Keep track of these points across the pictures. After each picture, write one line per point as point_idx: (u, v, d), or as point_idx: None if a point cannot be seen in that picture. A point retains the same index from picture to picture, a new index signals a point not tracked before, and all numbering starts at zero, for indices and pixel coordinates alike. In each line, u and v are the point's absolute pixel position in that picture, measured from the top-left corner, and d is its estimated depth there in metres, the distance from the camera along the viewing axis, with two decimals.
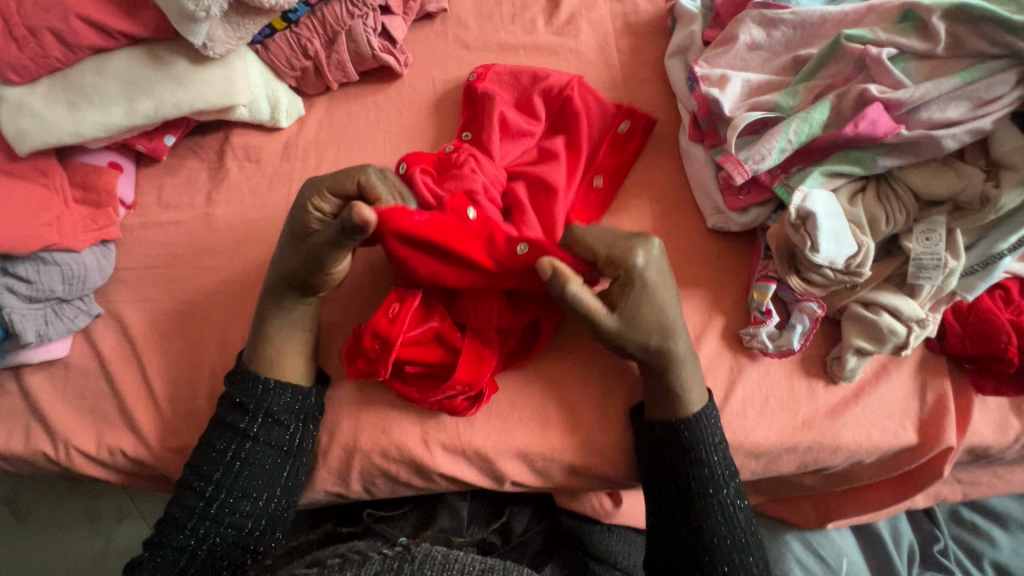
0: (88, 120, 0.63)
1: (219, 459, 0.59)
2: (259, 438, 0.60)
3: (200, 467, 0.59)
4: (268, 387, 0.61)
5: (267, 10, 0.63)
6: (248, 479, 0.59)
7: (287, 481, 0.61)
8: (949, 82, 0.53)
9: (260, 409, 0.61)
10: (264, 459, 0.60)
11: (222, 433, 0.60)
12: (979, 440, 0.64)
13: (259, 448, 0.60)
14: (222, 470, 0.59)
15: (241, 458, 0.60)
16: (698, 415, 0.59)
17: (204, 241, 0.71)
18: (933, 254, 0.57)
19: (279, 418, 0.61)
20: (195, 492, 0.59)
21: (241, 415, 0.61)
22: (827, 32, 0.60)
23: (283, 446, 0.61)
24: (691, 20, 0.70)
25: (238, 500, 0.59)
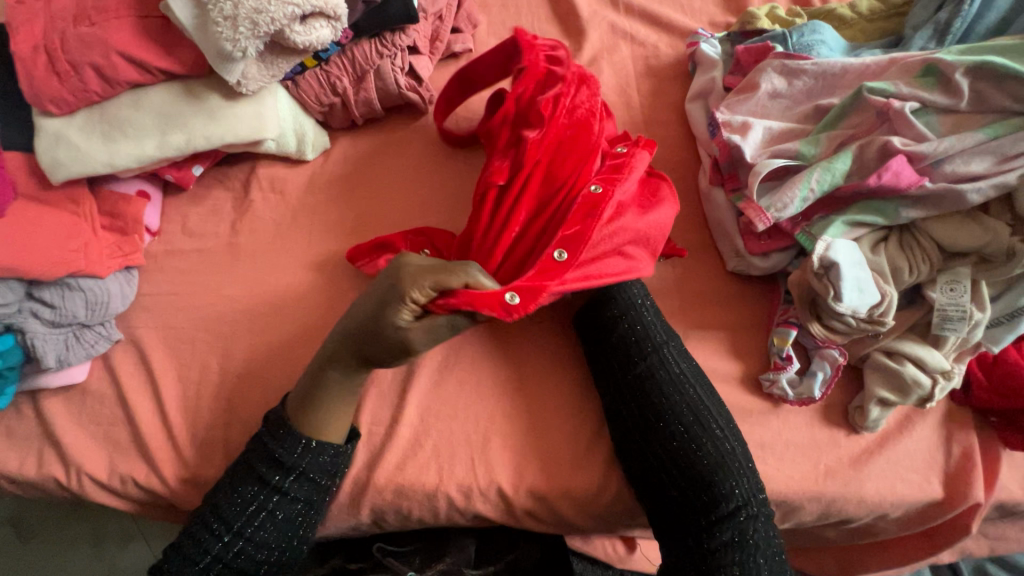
0: (121, 151, 0.64)
1: (242, 508, 0.58)
2: (287, 492, 0.59)
3: (219, 510, 0.58)
4: (309, 447, 0.59)
5: (300, 50, 0.64)
6: (270, 530, 0.59)
7: (304, 531, 0.61)
8: (973, 137, 0.53)
9: (295, 468, 0.59)
10: (288, 513, 0.59)
11: (249, 482, 0.59)
12: (1008, 496, 0.62)
13: (285, 502, 0.59)
14: (245, 520, 0.58)
15: (266, 511, 0.58)
16: (677, 410, 0.61)
17: (227, 269, 0.72)
18: (958, 305, 0.57)
19: (311, 476, 0.60)
20: (211, 534, 0.57)
21: (275, 468, 0.59)
22: (848, 83, 0.61)
23: (308, 501, 0.60)
24: (711, 66, 0.71)
25: (255, 548, 0.58)
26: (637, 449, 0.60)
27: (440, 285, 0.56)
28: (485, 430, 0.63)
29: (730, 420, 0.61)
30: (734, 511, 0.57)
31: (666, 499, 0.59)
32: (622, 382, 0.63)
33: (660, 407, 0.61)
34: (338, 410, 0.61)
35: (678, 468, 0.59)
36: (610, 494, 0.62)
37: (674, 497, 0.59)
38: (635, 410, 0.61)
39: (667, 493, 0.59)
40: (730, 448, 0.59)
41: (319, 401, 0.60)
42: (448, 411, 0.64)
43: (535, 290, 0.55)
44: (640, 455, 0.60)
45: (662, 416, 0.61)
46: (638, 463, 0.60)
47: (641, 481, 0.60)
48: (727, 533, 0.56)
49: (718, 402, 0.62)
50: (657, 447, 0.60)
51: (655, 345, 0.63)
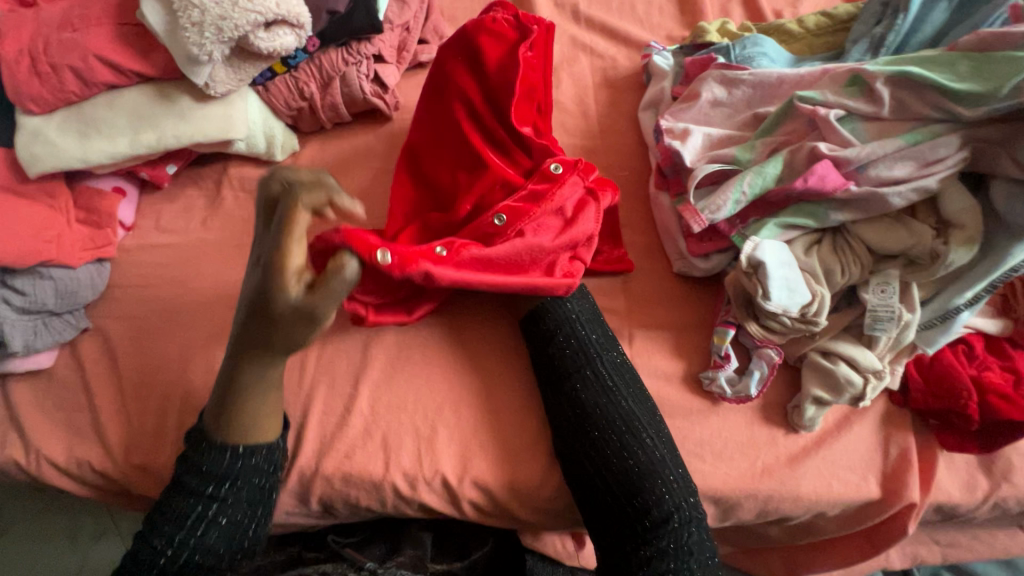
0: (95, 148, 0.68)
1: (182, 518, 0.57)
2: (225, 499, 0.58)
3: (160, 524, 0.57)
4: (237, 453, 0.59)
5: (266, 56, 0.68)
6: (213, 535, 0.58)
7: (254, 536, 0.60)
8: (894, 143, 0.56)
9: (226, 473, 0.58)
10: (233, 517, 0.59)
11: (184, 492, 0.58)
12: (946, 498, 0.63)
13: (226, 506, 0.58)
14: (186, 530, 0.57)
15: (207, 518, 0.58)
16: (606, 415, 0.60)
17: (195, 264, 0.75)
18: (888, 306, 0.59)
19: (246, 479, 0.59)
20: (153, 551, 0.57)
21: (212, 477, 0.58)
22: (784, 93, 0.64)
23: (251, 504, 0.60)
24: (662, 76, 0.75)
25: (204, 552, 0.57)
26: (570, 457, 0.60)
27: (298, 239, 0.48)
28: (432, 423, 0.64)
29: (659, 421, 0.61)
30: (668, 518, 0.56)
31: (598, 503, 0.59)
32: (555, 393, 0.62)
33: (592, 415, 0.60)
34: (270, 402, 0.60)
35: (612, 475, 0.58)
36: (549, 487, 0.63)
37: (604, 500, 0.58)
38: (567, 418, 0.61)
39: (601, 501, 0.58)
40: (661, 455, 0.59)
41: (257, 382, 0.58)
42: (396, 404, 0.65)
43: (402, 265, 0.59)
44: (572, 463, 0.60)
45: (593, 422, 0.60)
46: (571, 470, 0.60)
47: (575, 488, 0.60)
48: (663, 541, 0.56)
49: (647, 403, 0.62)
50: (587, 456, 0.59)
51: (589, 358, 0.63)
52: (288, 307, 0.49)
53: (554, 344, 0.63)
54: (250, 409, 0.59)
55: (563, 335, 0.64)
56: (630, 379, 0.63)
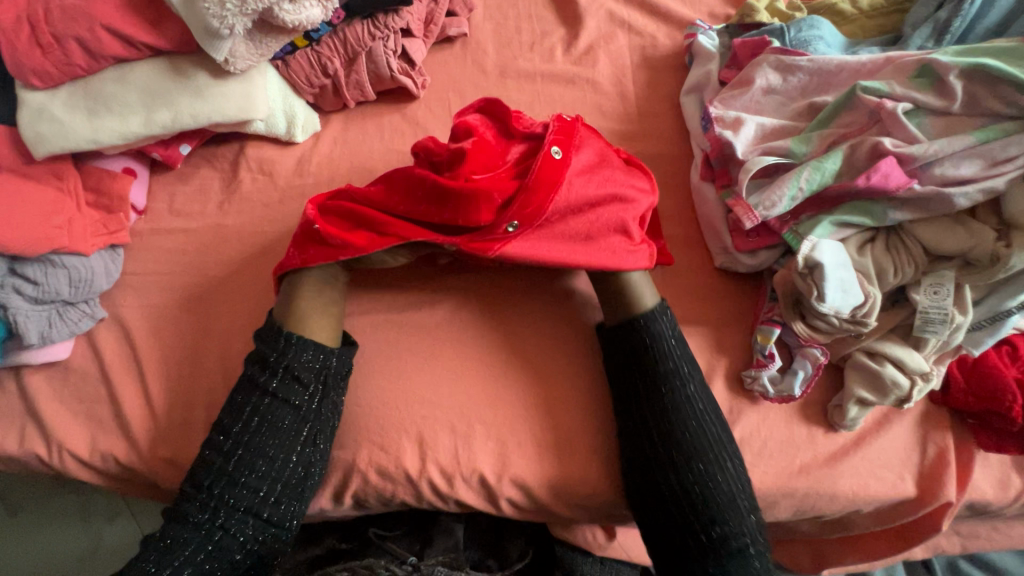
0: (106, 127, 0.63)
1: (240, 413, 0.57)
2: (278, 394, 0.57)
3: (222, 420, 0.58)
4: (291, 342, 0.59)
5: (289, 30, 0.63)
6: (266, 440, 0.57)
7: (304, 446, 0.58)
8: (963, 141, 0.53)
9: (280, 364, 0.58)
10: (282, 419, 0.57)
11: (246, 389, 0.59)
12: (980, 497, 0.63)
13: (278, 405, 0.57)
14: (242, 424, 0.57)
15: (261, 414, 0.57)
16: (694, 442, 0.58)
17: (213, 249, 0.72)
18: (940, 308, 0.57)
19: (299, 374, 0.58)
20: (215, 447, 0.57)
21: (267, 368, 0.58)
22: (844, 81, 0.61)
23: (301, 408, 0.58)
24: (708, 58, 0.71)
25: (253, 457, 0.56)
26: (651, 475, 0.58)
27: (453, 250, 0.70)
28: (470, 420, 0.62)
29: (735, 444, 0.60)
30: (742, 549, 0.56)
31: (667, 529, 0.58)
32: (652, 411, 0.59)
33: (681, 442, 0.58)
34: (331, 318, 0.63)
35: (690, 504, 0.57)
36: (598, 490, 0.62)
37: (674, 526, 0.57)
38: (651, 444, 0.58)
39: (676, 529, 0.57)
40: (741, 486, 0.58)
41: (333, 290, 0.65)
42: (432, 399, 0.63)
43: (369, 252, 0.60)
44: (652, 487, 0.58)
45: (678, 447, 0.58)
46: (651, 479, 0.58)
47: (651, 496, 0.58)
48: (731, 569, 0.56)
49: (726, 424, 0.60)
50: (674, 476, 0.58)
51: (682, 379, 0.60)
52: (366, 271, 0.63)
53: (645, 364, 0.60)
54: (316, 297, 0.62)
55: (654, 356, 0.60)
56: (711, 412, 0.60)
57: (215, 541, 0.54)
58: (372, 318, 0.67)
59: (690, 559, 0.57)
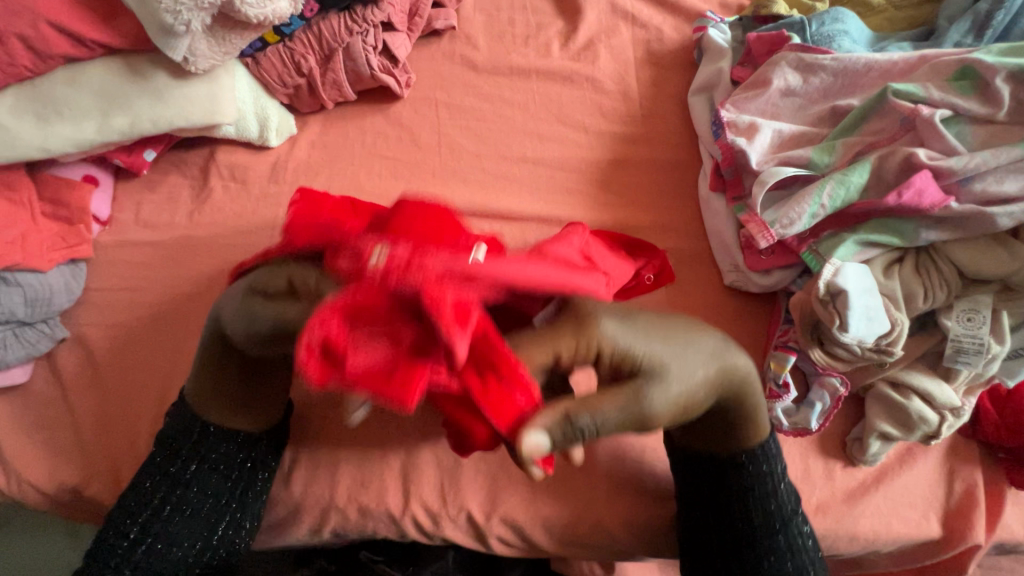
0: (57, 134, 0.57)
1: (148, 499, 0.53)
2: (191, 484, 0.54)
3: (127, 500, 0.53)
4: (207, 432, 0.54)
5: (255, 26, 0.57)
6: (214, 457, 0.55)
7: (225, 529, 0.55)
8: (1010, 153, 0.47)
9: (197, 453, 0.54)
10: (198, 507, 0.54)
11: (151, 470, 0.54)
12: (1009, 537, 0.58)
13: (193, 494, 0.54)
14: (150, 512, 0.52)
15: (171, 504, 0.53)
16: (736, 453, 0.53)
17: (182, 264, 0.67)
18: (974, 337, 0.52)
19: (219, 465, 0.55)
20: (120, 530, 0.52)
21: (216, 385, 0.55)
22: (872, 82, 0.55)
23: (221, 494, 0.55)
24: (719, 55, 0.65)
25: (200, 474, 0.54)
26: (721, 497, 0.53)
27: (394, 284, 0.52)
28: (457, 454, 0.58)
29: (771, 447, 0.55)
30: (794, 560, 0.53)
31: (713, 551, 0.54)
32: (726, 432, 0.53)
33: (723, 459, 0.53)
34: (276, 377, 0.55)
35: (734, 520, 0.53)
36: (608, 530, 0.56)
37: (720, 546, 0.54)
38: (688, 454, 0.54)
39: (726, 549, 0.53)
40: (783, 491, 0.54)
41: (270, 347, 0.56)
42: (415, 431, 0.58)
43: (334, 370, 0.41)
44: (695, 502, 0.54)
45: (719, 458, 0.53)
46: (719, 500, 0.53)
47: (701, 501, 0.54)
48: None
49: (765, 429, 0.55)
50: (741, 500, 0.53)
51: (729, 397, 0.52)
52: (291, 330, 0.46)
53: None
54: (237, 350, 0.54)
55: None
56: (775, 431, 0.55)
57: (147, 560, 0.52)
58: None
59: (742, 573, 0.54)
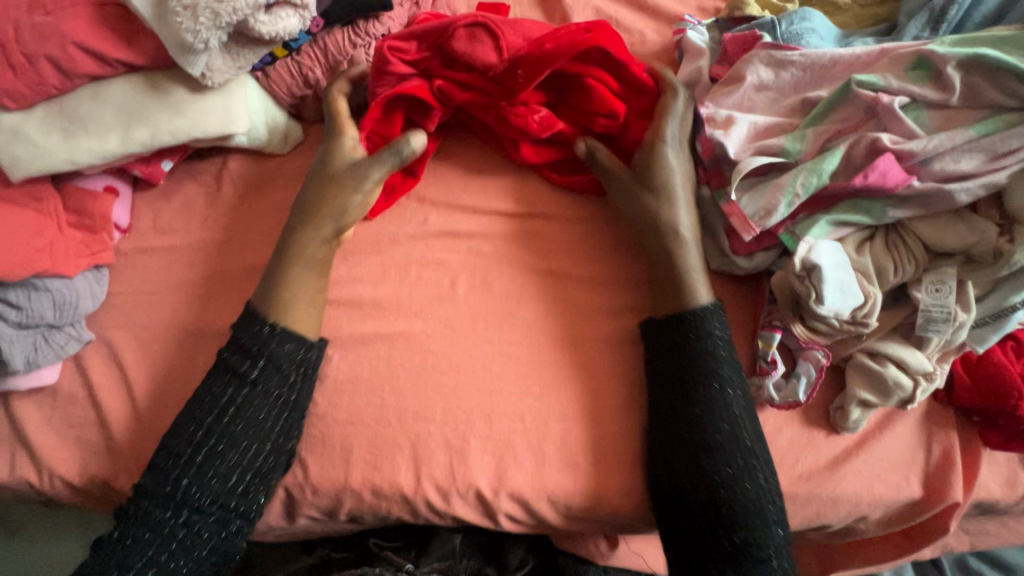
0: (82, 148, 0.61)
1: (196, 440, 0.58)
2: (241, 411, 0.59)
3: (172, 446, 0.58)
4: (271, 339, 0.61)
5: (267, 42, 0.62)
6: (223, 462, 0.58)
7: (263, 462, 0.59)
8: (964, 134, 0.52)
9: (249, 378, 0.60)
10: (243, 438, 0.59)
11: (199, 410, 0.59)
12: (987, 495, 0.62)
13: (240, 428, 0.59)
14: (201, 451, 0.58)
15: (221, 440, 0.59)
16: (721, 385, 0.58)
17: (199, 267, 0.70)
18: (942, 306, 0.56)
19: (267, 393, 0.60)
20: (164, 474, 0.57)
21: (235, 382, 0.60)
22: (837, 75, 0.59)
23: (266, 424, 0.60)
24: (697, 54, 0.69)
25: (232, 440, 0.59)
26: (680, 399, 0.58)
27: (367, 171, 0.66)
28: (464, 435, 0.61)
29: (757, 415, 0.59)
30: (745, 504, 0.55)
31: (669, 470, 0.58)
32: (682, 373, 0.58)
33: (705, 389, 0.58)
34: (304, 308, 0.63)
35: (691, 440, 0.57)
36: (606, 504, 0.60)
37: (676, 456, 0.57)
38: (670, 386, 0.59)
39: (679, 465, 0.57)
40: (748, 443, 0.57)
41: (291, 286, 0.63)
42: (425, 415, 0.62)
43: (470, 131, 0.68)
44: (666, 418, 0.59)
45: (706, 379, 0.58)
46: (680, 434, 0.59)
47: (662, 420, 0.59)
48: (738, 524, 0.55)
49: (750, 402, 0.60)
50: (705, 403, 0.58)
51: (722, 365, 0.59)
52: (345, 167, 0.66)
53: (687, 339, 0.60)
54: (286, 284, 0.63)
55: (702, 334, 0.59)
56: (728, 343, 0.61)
57: (181, 530, 0.56)
58: (362, 333, 0.65)
59: (691, 491, 0.56)
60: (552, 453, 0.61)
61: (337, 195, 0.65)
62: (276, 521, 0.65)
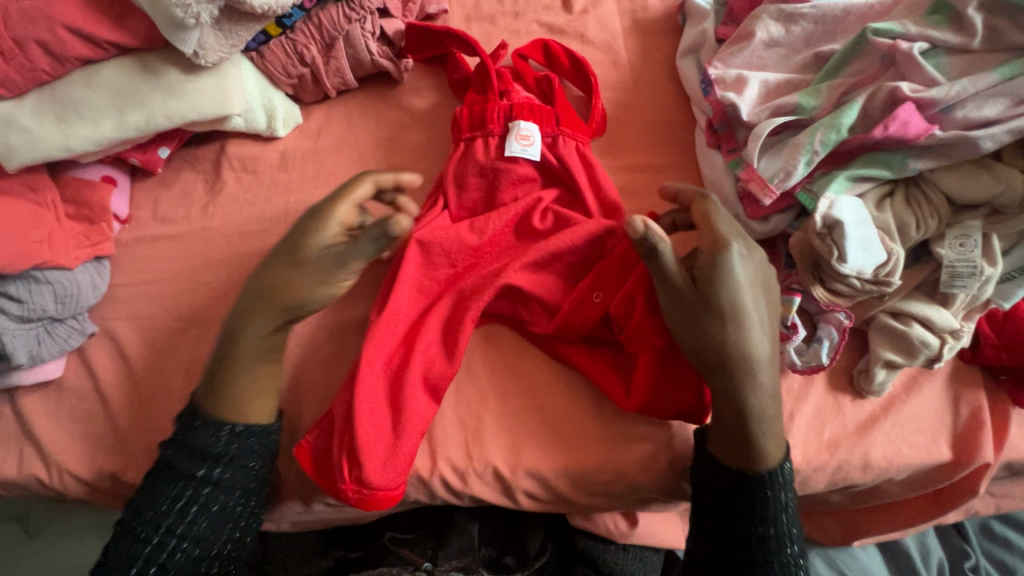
0: (78, 134, 0.60)
1: (170, 504, 0.54)
2: (217, 480, 0.56)
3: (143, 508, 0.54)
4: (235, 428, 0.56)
5: (259, 15, 0.60)
6: (204, 523, 0.55)
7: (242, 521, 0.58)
8: (987, 79, 0.50)
9: (219, 453, 0.56)
10: (223, 501, 0.56)
11: (170, 478, 0.55)
12: (1018, 456, 0.61)
13: (220, 490, 0.56)
14: (174, 515, 0.54)
15: (197, 503, 0.55)
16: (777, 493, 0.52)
17: (201, 254, 0.69)
18: (967, 260, 0.54)
19: (241, 461, 0.56)
20: (138, 537, 0.53)
21: (200, 459, 0.55)
22: (850, 27, 0.57)
23: (245, 486, 0.57)
24: (703, 17, 0.67)
25: (207, 502, 0.55)
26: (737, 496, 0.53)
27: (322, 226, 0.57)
28: (480, 414, 0.60)
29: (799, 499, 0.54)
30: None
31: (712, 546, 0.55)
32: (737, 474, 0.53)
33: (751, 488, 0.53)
34: (256, 389, 0.58)
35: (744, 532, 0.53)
36: (627, 475, 0.59)
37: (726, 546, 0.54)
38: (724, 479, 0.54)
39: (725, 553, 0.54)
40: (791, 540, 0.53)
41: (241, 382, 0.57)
42: None
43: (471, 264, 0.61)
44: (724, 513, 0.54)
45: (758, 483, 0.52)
46: (726, 523, 0.54)
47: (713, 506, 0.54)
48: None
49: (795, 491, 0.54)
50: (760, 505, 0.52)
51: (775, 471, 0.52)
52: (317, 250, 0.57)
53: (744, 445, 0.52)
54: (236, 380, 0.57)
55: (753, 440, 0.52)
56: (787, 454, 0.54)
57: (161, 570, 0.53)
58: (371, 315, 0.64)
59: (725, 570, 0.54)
60: (567, 426, 0.60)
61: (298, 281, 0.56)
62: (292, 510, 0.63)
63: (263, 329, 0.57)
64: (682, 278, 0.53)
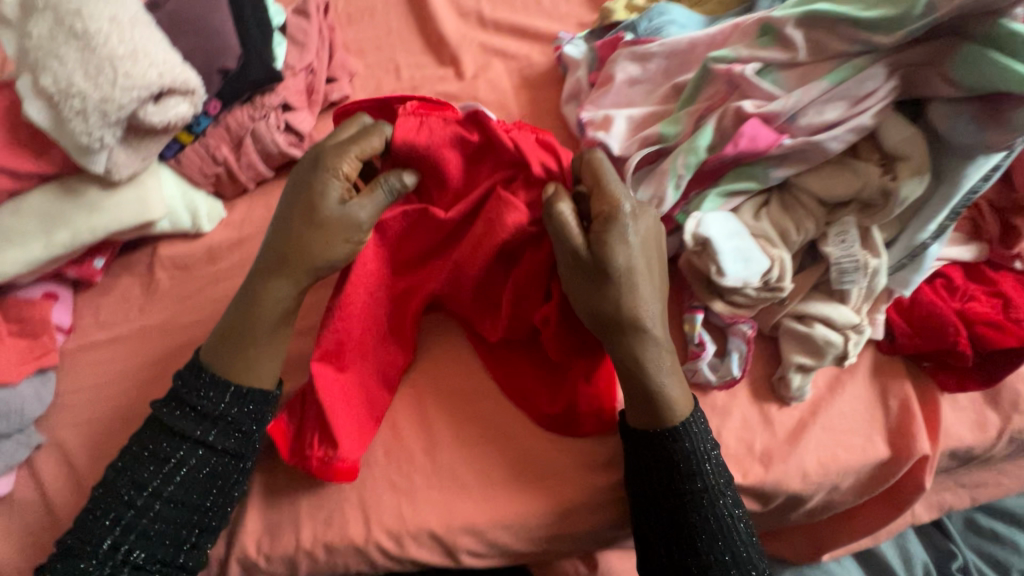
0: (10, 259, 0.64)
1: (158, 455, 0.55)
2: (211, 446, 0.55)
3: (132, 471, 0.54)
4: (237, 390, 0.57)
5: (163, 130, 0.65)
6: (183, 489, 0.55)
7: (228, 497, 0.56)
8: (818, 87, 0.53)
9: (217, 415, 0.56)
10: (214, 468, 0.56)
11: (162, 435, 0.55)
12: (958, 443, 0.59)
13: (211, 457, 0.56)
14: (160, 477, 0.54)
15: (184, 466, 0.55)
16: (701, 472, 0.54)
17: (140, 353, 0.72)
18: (851, 256, 0.55)
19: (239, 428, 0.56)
20: (122, 500, 0.53)
21: (197, 421, 0.56)
22: (699, 57, 0.61)
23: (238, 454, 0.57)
24: (576, 66, 0.73)
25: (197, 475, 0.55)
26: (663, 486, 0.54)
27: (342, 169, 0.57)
28: (410, 473, 0.60)
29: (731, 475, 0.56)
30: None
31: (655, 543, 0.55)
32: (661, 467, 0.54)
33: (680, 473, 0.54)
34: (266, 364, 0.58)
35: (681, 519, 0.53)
36: (564, 514, 0.60)
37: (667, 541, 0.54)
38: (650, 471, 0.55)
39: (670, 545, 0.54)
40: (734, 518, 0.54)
41: (244, 317, 0.58)
42: (367, 458, 0.61)
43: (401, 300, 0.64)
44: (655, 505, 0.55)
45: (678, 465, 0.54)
46: (659, 515, 0.55)
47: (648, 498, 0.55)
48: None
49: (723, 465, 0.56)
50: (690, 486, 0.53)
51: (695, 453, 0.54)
52: (331, 213, 0.57)
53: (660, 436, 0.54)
54: (254, 342, 0.58)
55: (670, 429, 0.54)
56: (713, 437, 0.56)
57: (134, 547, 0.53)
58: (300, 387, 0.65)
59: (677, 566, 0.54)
60: (499, 472, 0.60)
61: (319, 242, 0.57)
62: None
63: (278, 299, 0.58)
64: (579, 235, 0.54)
